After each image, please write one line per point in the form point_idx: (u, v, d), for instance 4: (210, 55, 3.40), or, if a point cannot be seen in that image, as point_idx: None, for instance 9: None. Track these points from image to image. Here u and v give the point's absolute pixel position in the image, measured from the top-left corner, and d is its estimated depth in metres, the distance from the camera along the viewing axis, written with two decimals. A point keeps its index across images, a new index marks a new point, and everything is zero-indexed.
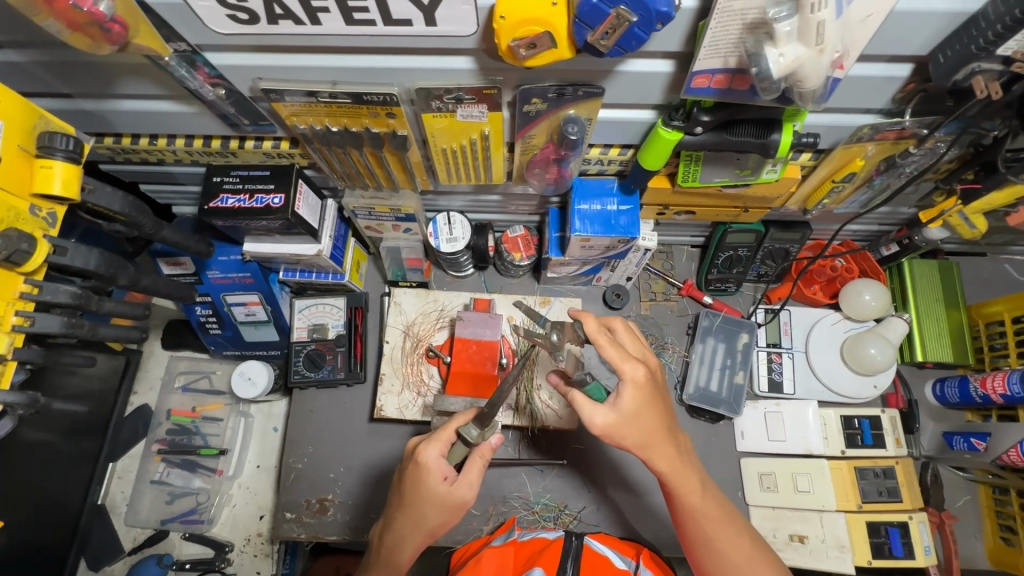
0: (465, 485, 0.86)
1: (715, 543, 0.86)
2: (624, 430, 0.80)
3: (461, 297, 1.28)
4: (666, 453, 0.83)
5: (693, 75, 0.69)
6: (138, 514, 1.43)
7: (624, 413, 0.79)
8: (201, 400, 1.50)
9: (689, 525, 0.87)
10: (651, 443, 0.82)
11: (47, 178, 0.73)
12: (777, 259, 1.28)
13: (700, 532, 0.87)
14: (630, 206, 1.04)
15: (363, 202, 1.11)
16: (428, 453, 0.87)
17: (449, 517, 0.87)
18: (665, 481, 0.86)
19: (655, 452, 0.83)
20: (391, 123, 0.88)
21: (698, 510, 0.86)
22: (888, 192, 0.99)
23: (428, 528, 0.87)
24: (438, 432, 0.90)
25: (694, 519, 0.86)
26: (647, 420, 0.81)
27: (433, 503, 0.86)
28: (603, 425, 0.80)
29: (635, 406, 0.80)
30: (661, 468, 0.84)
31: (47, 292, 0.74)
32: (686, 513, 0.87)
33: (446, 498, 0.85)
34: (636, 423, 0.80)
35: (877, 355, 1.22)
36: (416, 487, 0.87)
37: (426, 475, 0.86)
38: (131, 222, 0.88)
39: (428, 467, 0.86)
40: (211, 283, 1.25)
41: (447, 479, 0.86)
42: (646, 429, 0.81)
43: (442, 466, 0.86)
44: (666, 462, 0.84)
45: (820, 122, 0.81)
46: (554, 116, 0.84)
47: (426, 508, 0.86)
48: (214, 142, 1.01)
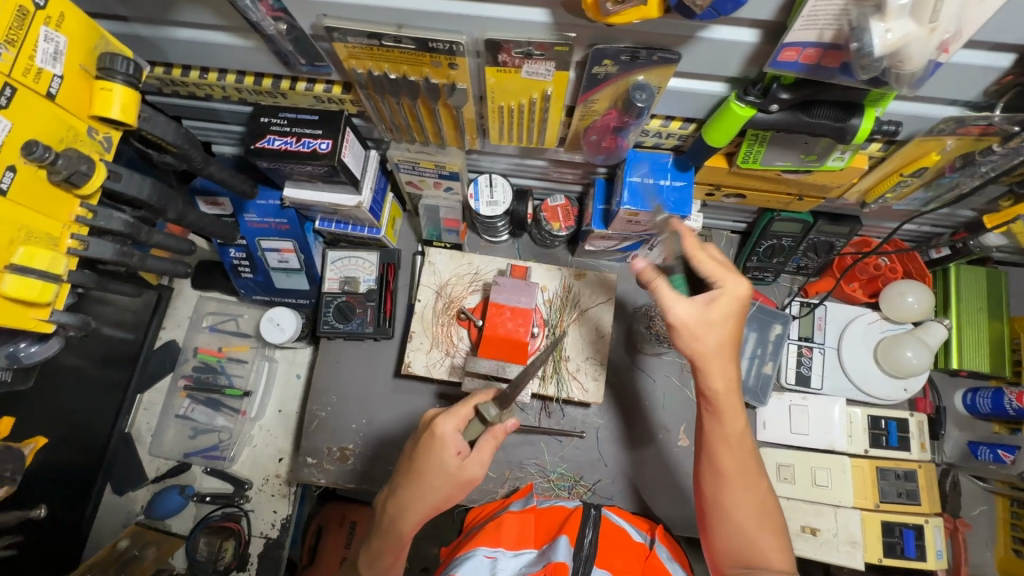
0: (475, 464, 0.88)
1: (729, 478, 0.84)
2: (693, 333, 0.83)
3: (497, 263, 1.27)
4: (727, 372, 0.84)
5: (782, 47, 0.65)
6: (162, 445, 1.47)
7: (707, 316, 0.81)
8: (227, 341, 1.51)
9: (721, 449, 0.85)
10: (717, 358, 0.83)
11: (106, 101, 0.71)
12: (821, 252, 1.25)
13: (731, 463, 0.84)
14: (683, 183, 1.01)
15: (408, 156, 1.09)
16: (444, 426, 0.88)
17: (454, 492, 0.89)
18: (712, 401, 0.85)
19: (713, 366, 0.83)
20: (451, 75, 0.85)
21: (734, 437, 0.85)
22: (955, 192, 0.95)
23: (434, 504, 0.88)
24: (455, 405, 0.91)
25: (731, 445, 0.85)
26: (719, 335, 0.82)
27: (444, 477, 0.87)
28: (678, 320, 0.83)
29: (720, 318, 0.82)
30: (713, 385, 0.84)
31: (101, 218, 0.74)
32: (719, 437, 0.85)
33: (457, 474, 0.87)
34: (712, 330, 0.82)
35: (913, 358, 1.20)
36: (427, 461, 0.88)
37: (442, 447, 0.87)
38: (181, 154, 0.87)
39: (443, 439, 0.87)
40: (247, 226, 1.25)
41: (460, 455, 0.88)
42: (719, 341, 0.83)
43: (457, 440, 0.88)
44: (723, 381, 0.84)
45: (902, 110, 0.77)
46: (622, 81, 0.81)
47: (434, 480, 0.87)
48: (265, 81, 0.98)
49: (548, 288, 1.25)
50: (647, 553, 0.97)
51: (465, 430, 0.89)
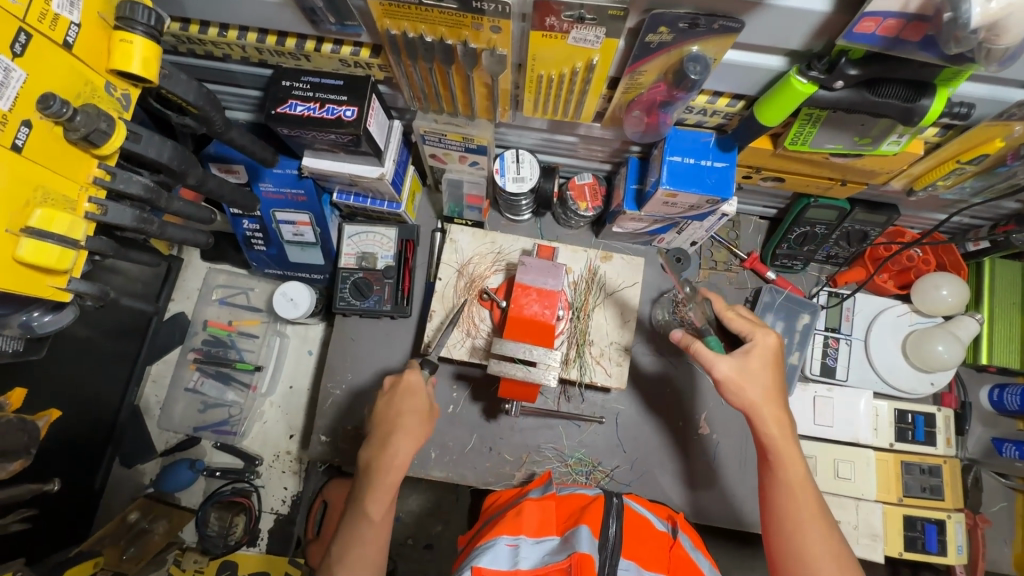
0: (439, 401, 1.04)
1: (804, 522, 0.82)
2: (738, 384, 0.86)
3: (521, 242, 1.23)
4: (781, 419, 0.86)
5: (861, 17, 0.60)
6: (171, 419, 1.45)
7: (746, 366, 0.86)
8: (237, 315, 1.48)
9: (783, 498, 0.84)
10: (766, 407, 0.85)
11: (126, 54, 0.66)
12: (853, 241, 1.21)
13: (802, 509, 0.83)
14: (724, 164, 0.97)
15: (435, 127, 1.04)
16: (413, 375, 0.99)
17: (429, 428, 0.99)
18: (770, 449, 0.86)
19: (767, 414, 0.85)
20: (491, 39, 0.79)
21: (801, 484, 0.84)
22: (1010, 182, 0.91)
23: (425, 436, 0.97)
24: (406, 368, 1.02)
25: (793, 492, 0.84)
26: (761, 385, 0.86)
27: (423, 413, 0.97)
28: (724, 374, 0.86)
29: (758, 366, 0.86)
30: (771, 431, 0.86)
31: (120, 181, 0.70)
32: (786, 485, 0.84)
33: (432, 410, 1.00)
34: (755, 379, 0.86)
35: (943, 353, 1.17)
36: (410, 402, 0.97)
37: (414, 392, 0.98)
38: (202, 117, 0.82)
39: (414, 384, 0.98)
40: (263, 197, 1.20)
41: (429, 394, 1.00)
42: (763, 389, 0.86)
43: (423, 381, 1.00)
44: (777, 427, 0.86)
45: (974, 91, 0.73)
46: (675, 52, 0.76)
47: (415, 421, 0.96)
48: (288, 41, 0.92)
49: (573, 270, 1.21)
50: (671, 543, 0.95)
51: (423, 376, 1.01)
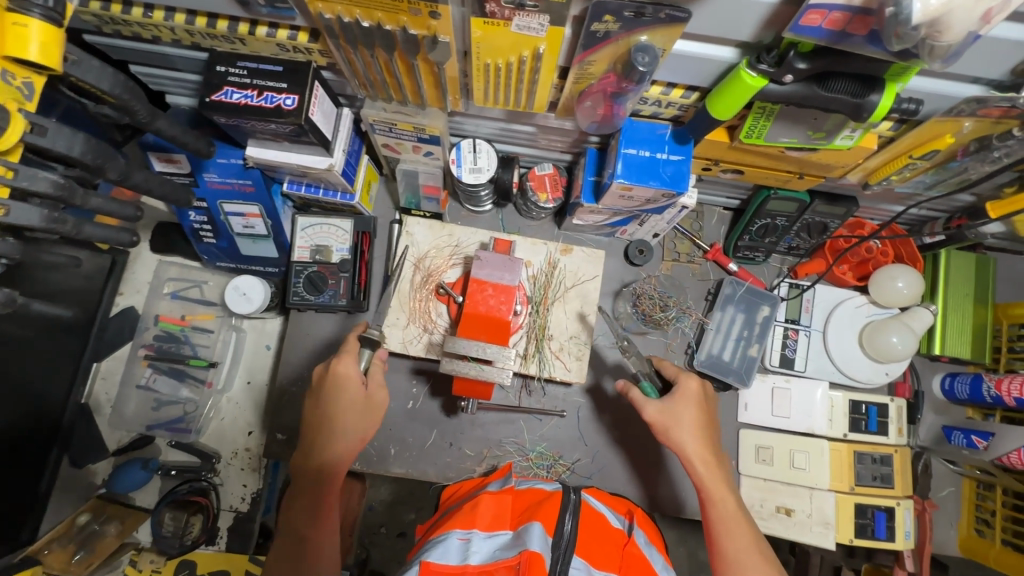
0: (380, 386, 1.01)
1: (738, 550, 0.89)
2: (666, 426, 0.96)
3: (479, 236, 1.20)
4: (707, 453, 0.96)
5: (805, 10, 0.58)
6: (122, 418, 1.39)
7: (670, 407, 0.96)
8: (190, 309, 1.42)
9: (716, 529, 0.92)
10: (690, 442, 0.95)
11: (21, 39, 0.61)
12: (813, 233, 1.21)
13: (738, 540, 0.90)
14: (681, 157, 0.94)
15: (384, 116, 0.99)
16: (346, 365, 0.95)
17: (371, 418, 1.00)
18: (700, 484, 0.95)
19: (692, 449, 0.95)
20: (432, 25, 0.75)
21: (733, 513, 0.92)
22: (962, 177, 0.91)
23: (359, 434, 0.99)
24: (342, 348, 0.99)
25: (723, 523, 0.92)
26: (688, 424, 0.96)
27: (358, 408, 0.97)
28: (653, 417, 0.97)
29: (682, 407, 0.96)
30: (701, 464, 0.95)
31: (23, 177, 0.64)
32: (720, 517, 0.92)
33: (367, 402, 0.99)
34: (680, 419, 0.96)
35: (898, 344, 1.18)
36: (342, 400, 0.95)
37: (350, 386, 0.95)
38: (121, 106, 0.77)
39: (347, 377, 0.95)
40: (208, 188, 1.14)
41: (364, 384, 0.97)
42: (687, 426, 0.96)
43: (358, 372, 0.96)
44: (704, 459, 0.95)
45: (923, 86, 0.71)
46: (623, 41, 0.72)
47: (352, 417, 0.97)
48: (220, 24, 0.87)
49: (533, 264, 1.19)
50: (626, 540, 0.95)
51: (359, 360, 0.98)
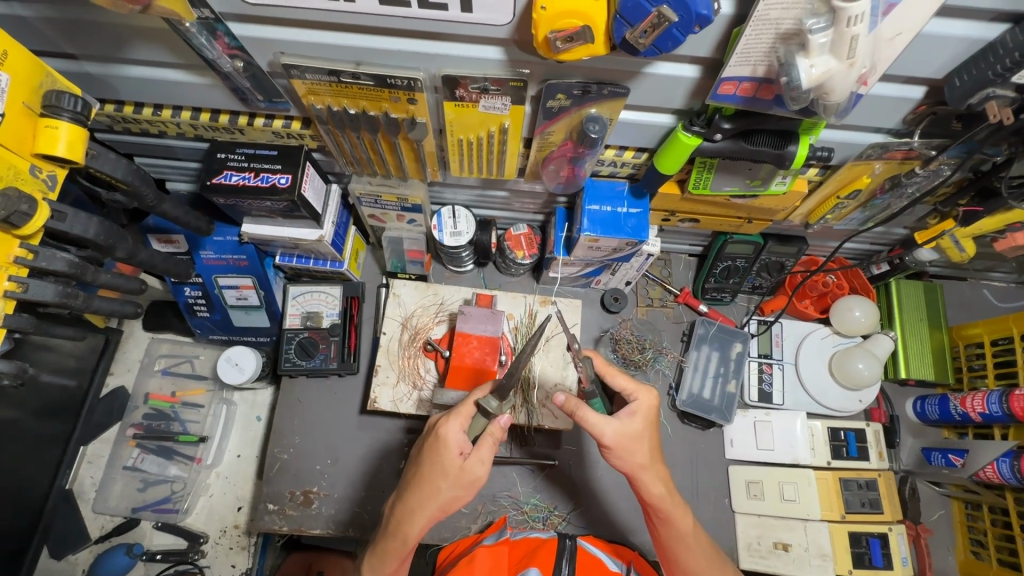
0: (479, 463, 0.84)
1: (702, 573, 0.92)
2: (626, 450, 0.87)
3: (462, 293, 1.27)
4: (662, 484, 0.89)
5: (720, 82, 0.70)
6: (107, 501, 1.37)
7: (629, 431, 0.87)
8: (181, 385, 1.44)
9: (681, 552, 0.92)
10: (648, 472, 0.88)
11: (51, 139, 0.71)
12: (773, 272, 1.30)
13: (696, 560, 0.92)
14: (639, 210, 1.05)
15: (370, 189, 1.09)
16: (448, 428, 0.85)
17: (461, 493, 0.85)
18: (658, 507, 0.90)
19: (647, 476, 0.88)
20: (410, 109, 0.87)
21: (690, 535, 0.92)
22: (887, 211, 1.03)
23: (440, 504, 0.85)
24: (459, 406, 0.88)
25: (683, 545, 0.92)
26: (646, 449, 0.88)
27: (447, 477, 0.84)
28: (612, 442, 0.86)
29: (640, 428, 0.88)
30: (655, 493, 0.89)
31: (41, 258, 0.72)
32: (679, 538, 0.91)
33: (460, 475, 0.84)
34: (636, 445, 0.87)
35: (864, 369, 1.25)
36: (432, 465, 0.85)
37: (445, 450, 0.84)
38: (132, 191, 0.86)
39: (447, 441, 0.84)
40: (204, 263, 1.21)
41: (461, 455, 0.84)
42: (643, 454, 0.88)
43: (460, 441, 0.85)
44: (660, 483, 0.89)
45: (833, 137, 0.84)
46: (575, 114, 0.84)
47: (439, 483, 0.84)
48: (222, 117, 0.98)
49: (514, 316, 1.25)
50: None
51: (470, 428, 0.86)
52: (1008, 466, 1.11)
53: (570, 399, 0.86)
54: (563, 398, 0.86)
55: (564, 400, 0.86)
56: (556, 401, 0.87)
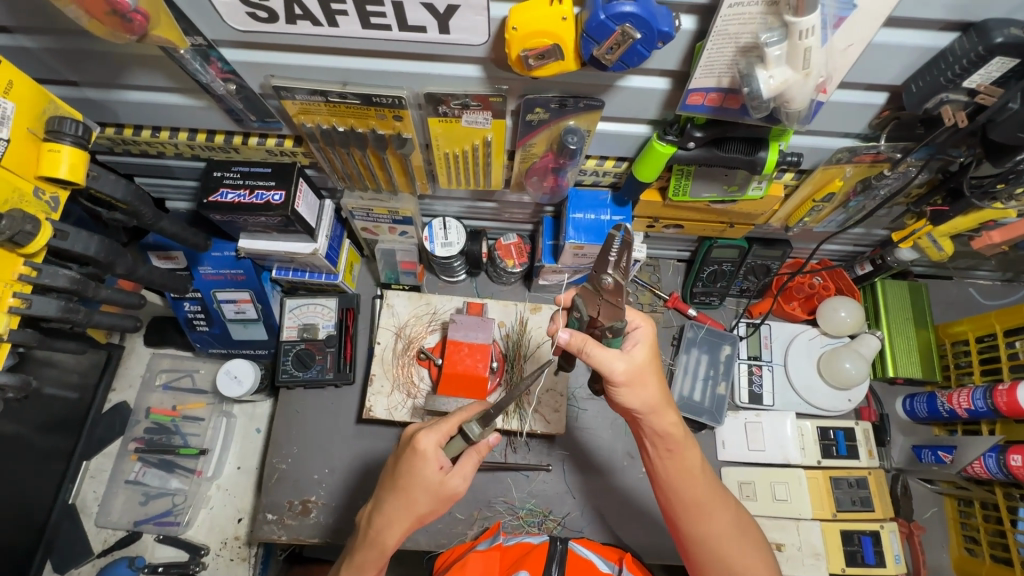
0: (459, 478, 0.87)
1: (708, 510, 0.88)
2: (637, 384, 0.82)
3: (454, 302, 1.30)
4: (670, 418, 0.86)
5: (688, 93, 0.74)
6: (110, 516, 1.39)
7: (636, 362, 0.81)
8: (181, 399, 1.47)
9: (686, 488, 0.88)
10: (657, 410, 0.84)
11: (54, 162, 0.74)
12: (759, 275, 1.32)
13: (704, 494, 0.88)
14: (622, 217, 1.08)
15: (361, 204, 1.13)
16: (426, 440, 0.85)
17: (439, 505, 0.88)
18: (667, 440, 0.87)
19: (661, 411, 0.85)
20: (397, 126, 0.90)
21: (698, 469, 0.88)
22: (864, 213, 1.06)
23: (419, 515, 0.87)
24: (440, 421, 0.89)
25: (689, 480, 0.88)
26: (653, 381, 0.83)
27: (425, 490, 0.86)
28: (623, 377, 0.80)
29: (646, 358, 0.83)
30: (666, 426, 0.86)
31: (45, 275, 0.76)
32: (685, 471, 0.88)
33: (438, 488, 0.86)
34: (644, 376, 0.82)
35: (851, 368, 1.27)
36: (410, 477, 0.85)
37: (423, 463, 0.85)
38: (132, 211, 0.90)
39: (425, 454, 0.85)
40: (202, 278, 1.24)
41: (441, 469, 0.86)
42: (653, 386, 0.83)
43: (439, 455, 0.86)
44: (672, 418, 0.86)
45: (803, 142, 0.87)
46: (555, 127, 0.88)
47: (417, 495, 0.86)
48: (217, 137, 1.02)
49: (505, 323, 1.28)
50: None
51: (449, 446, 0.87)
52: (994, 460, 1.13)
53: (575, 337, 0.80)
54: (566, 337, 0.80)
55: (568, 337, 0.80)
56: (559, 340, 0.81)
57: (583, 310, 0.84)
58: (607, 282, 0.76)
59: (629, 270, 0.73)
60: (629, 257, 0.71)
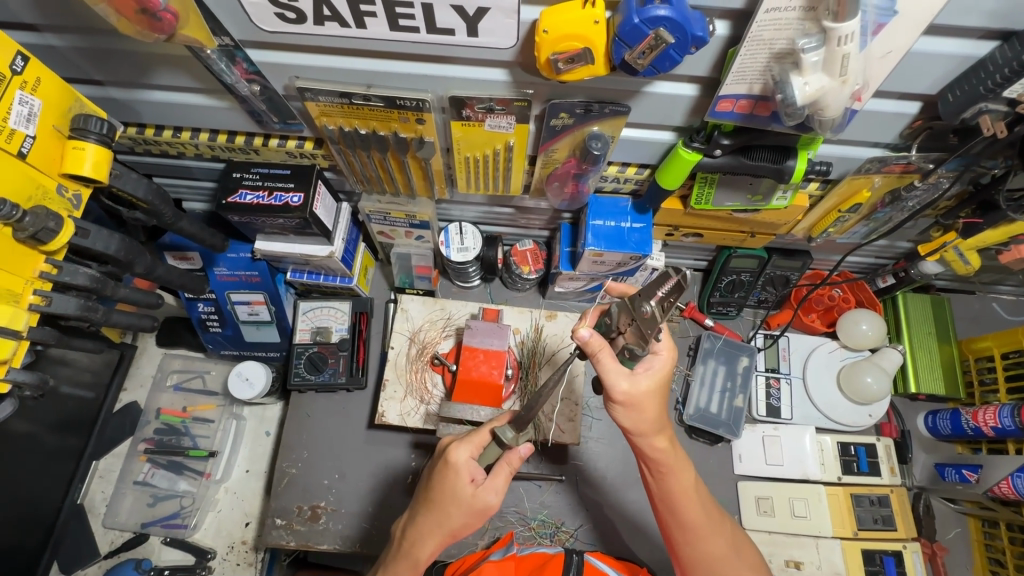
0: (491, 492, 0.84)
1: (700, 532, 0.86)
2: (637, 405, 0.80)
3: (469, 307, 1.29)
4: (660, 441, 0.83)
5: (718, 100, 0.73)
6: (117, 517, 1.38)
7: (642, 390, 0.79)
8: (192, 400, 1.46)
9: (675, 510, 0.86)
10: (650, 430, 0.82)
11: (78, 160, 0.74)
12: (777, 285, 1.30)
13: (695, 517, 0.85)
14: (643, 224, 1.06)
15: (379, 207, 1.12)
16: (458, 453, 0.85)
17: (472, 520, 0.85)
18: (658, 461, 0.84)
19: (652, 433, 0.82)
20: (419, 129, 0.90)
21: (691, 492, 0.85)
22: (890, 224, 1.04)
23: (450, 530, 0.85)
24: (472, 433, 0.88)
25: (679, 504, 0.85)
26: (654, 407, 0.81)
27: (458, 504, 0.84)
28: (621, 397, 0.79)
29: (652, 388, 0.80)
30: (657, 447, 0.83)
31: (66, 273, 0.75)
32: (676, 494, 0.85)
33: (471, 502, 0.84)
34: (643, 400, 0.80)
35: (873, 384, 1.24)
36: (443, 489, 0.84)
37: (455, 476, 0.84)
38: (152, 210, 0.89)
39: (457, 467, 0.84)
40: (217, 280, 1.24)
41: (472, 482, 0.84)
42: (651, 409, 0.81)
43: (472, 467, 0.85)
44: (663, 439, 0.83)
45: (832, 151, 0.86)
46: (578, 132, 0.87)
47: (449, 508, 0.84)
48: (238, 138, 1.01)
49: (520, 330, 1.27)
50: None
51: (481, 456, 0.86)
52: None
53: (595, 337, 0.79)
54: (587, 335, 0.78)
55: (588, 337, 0.78)
56: (579, 335, 0.79)
57: (615, 319, 0.82)
58: (644, 311, 0.74)
59: (670, 310, 0.71)
60: (676, 301, 0.70)
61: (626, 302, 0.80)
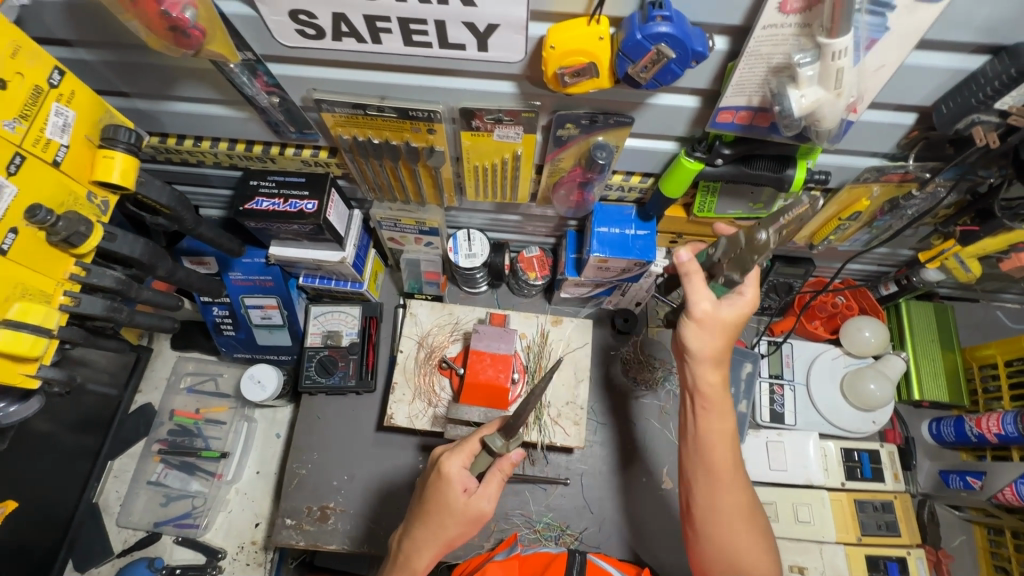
0: (485, 499, 0.87)
1: (724, 478, 0.88)
2: (704, 332, 0.86)
3: (476, 312, 1.31)
4: (712, 377, 0.88)
5: (719, 111, 0.76)
6: (130, 516, 1.41)
7: (718, 319, 0.84)
8: (204, 402, 1.49)
9: (705, 447, 0.89)
10: (703, 362, 0.87)
11: (107, 167, 0.78)
12: (781, 293, 1.31)
13: (723, 459, 0.88)
14: (646, 232, 1.09)
15: (390, 214, 1.15)
16: (450, 465, 0.88)
17: (468, 528, 0.88)
18: (701, 397, 0.89)
19: (703, 368, 0.88)
20: (430, 139, 0.93)
21: (727, 437, 0.89)
22: (890, 232, 1.06)
23: (447, 540, 0.87)
24: (463, 442, 0.91)
25: (712, 444, 0.89)
26: (719, 346, 0.85)
27: (452, 515, 0.86)
28: (698, 315, 0.85)
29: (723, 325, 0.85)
30: (707, 382, 0.88)
31: (93, 275, 0.79)
32: (713, 434, 0.89)
33: (465, 511, 0.87)
34: (706, 333, 0.86)
35: (876, 390, 1.25)
36: (436, 500, 0.87)
37: (448, 486, 0.87)
38: (173, 216, 0.93)
39: (448, 478, 0.87)
40: (232, 284, 1.28)
41: (465, 492, 0.87)
42: (715, 345, 0.86)
43: (464, 477, 0.88)
44: (715, 376, 0.88)
45: (830, 161, 0.88)
46: (584, 142, 0.90)
47: (444, 519, 0.87)
48: (256, 147, 1.05)
49: (526, 336, 1.29)
50: None
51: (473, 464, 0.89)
52: None
53: (692, 261, 0.85)
54: (685, 256, 0.86)
55: (686, 258, 0.86)
56: (677, 254, 0.87)
57: (718, 250, 0.86)
58: (757, 238, 0.73)
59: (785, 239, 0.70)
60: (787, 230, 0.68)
61: (735, 239, 0.82)
